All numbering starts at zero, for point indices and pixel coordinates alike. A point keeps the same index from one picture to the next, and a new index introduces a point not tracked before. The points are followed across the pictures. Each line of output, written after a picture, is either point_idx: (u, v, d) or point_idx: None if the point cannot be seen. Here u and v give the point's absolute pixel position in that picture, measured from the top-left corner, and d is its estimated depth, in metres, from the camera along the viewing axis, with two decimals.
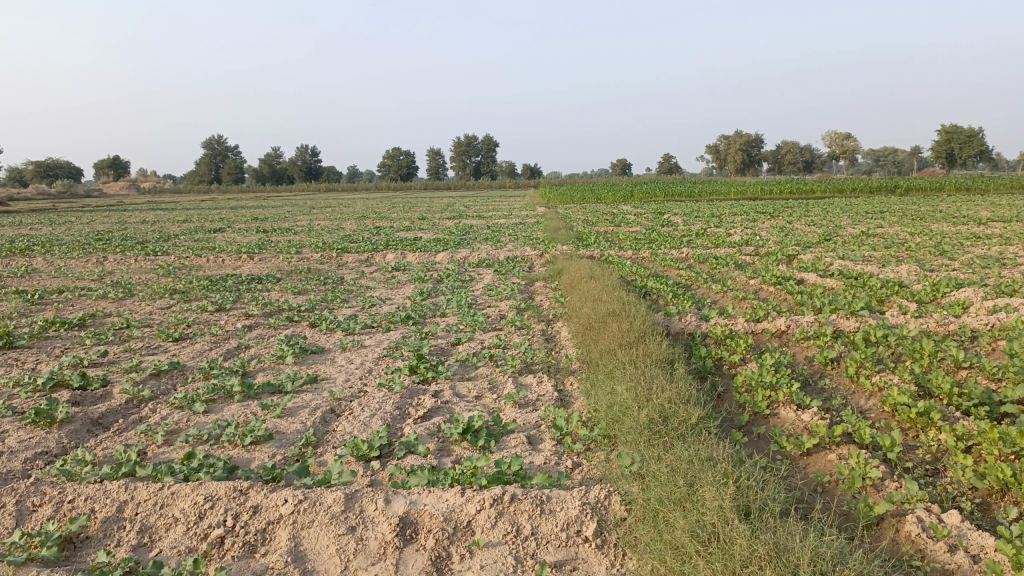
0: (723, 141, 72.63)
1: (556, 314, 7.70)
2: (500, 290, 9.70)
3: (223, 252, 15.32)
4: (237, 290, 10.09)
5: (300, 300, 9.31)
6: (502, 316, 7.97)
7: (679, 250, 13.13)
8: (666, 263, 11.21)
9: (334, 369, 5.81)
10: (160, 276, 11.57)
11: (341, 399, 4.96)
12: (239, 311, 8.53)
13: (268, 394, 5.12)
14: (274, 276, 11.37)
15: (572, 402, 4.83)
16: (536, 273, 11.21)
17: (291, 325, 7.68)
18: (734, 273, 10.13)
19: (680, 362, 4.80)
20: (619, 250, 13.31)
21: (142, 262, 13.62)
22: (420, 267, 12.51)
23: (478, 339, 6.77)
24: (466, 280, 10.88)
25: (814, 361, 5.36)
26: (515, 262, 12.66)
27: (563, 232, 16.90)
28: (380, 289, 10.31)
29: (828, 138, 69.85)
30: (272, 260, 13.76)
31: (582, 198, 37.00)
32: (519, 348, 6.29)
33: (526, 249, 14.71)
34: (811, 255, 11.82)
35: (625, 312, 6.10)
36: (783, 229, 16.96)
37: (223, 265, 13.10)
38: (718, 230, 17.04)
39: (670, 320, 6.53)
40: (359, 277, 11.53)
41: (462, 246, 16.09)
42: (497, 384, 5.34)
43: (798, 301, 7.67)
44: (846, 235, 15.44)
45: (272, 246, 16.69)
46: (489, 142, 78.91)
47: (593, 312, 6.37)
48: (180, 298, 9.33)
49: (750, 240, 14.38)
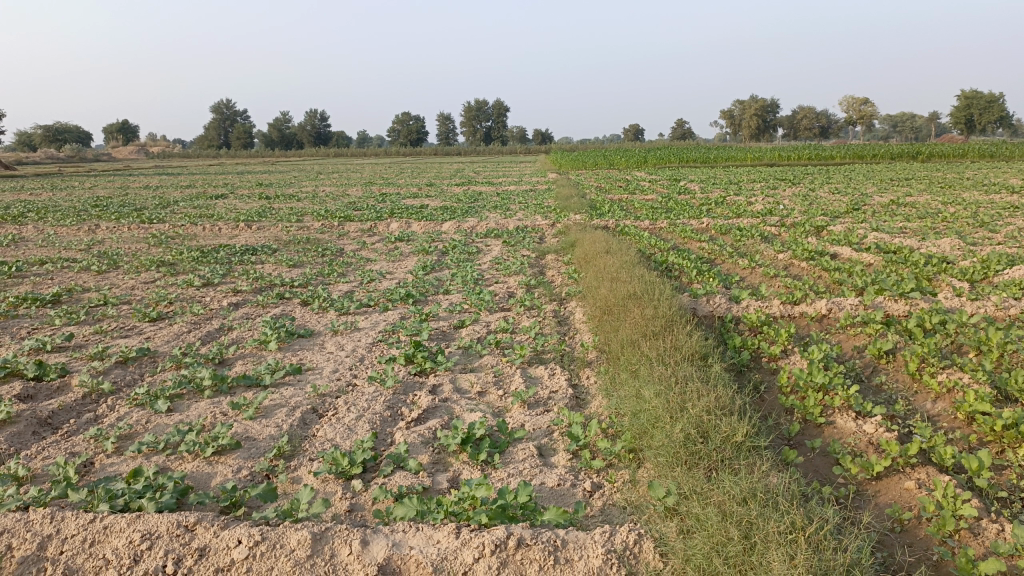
0: (738, 106, 71.11)
1: (569, 293, 7.05)
2: (509, 264, 9.05)
3: (220, 220, 14.67)
4: (228, 262, 9.46)
5: (295, 274, 8.67)
6: (510, 294, 7.31)
7: (699, 221, 12.40)
8: (686, 235, 10.48)
9: (320, 357, 5.18)
10: (151, 246, 10.97)
11: (325, 395, 4.35)
12: (227, 286, 7.91)
13: (244, 387, 4.51)
14: (270, 247, 10.74)
15: (590, 403, 4.20)
16: (547, 245, 10.53)
17: (282, 303, 7.06)
18: (761, 247, 9.40)
19: (714, 357, 4.15)
20: (635, 220, 12.60)
21: (135, 231, 13.01)
22: (425, 237, 11.84)
23: (483, 322, 6.13)
24: (473, 253, 10.20)
25: (865, 353, 4.70)
26: (525, 233, 11.99)
27: (576, 201, 16.17)
28: (382, 262, 9.66)
29: (847, 103, 68.15)
30: (270, 229, 13.12)
31: (594, 163, 36.10)
32: (529, 333, 5.66)
33: (537, 218, 13.99)
34: (841, 227, 11.07)
35: (648, 294, 5.43)
36: (807, 198, 16.16)
37: (219, 234, 12.49)
38: (738, 199, 16.28)
39: (698, 302, 5.87)
40: (360, 248, 10.88)
41: (470, 215, 15.40)
42: (503, 377, 4.72)
43: (836, 280, 6.98)
44: (875, 205, 14.63)
45: (273, 214, 16.04)
46: (499, 107, 77.61)
47: (610, 292, 5.71)
48: (166, 271, 8.70)
49: (774, 210, 13.62)
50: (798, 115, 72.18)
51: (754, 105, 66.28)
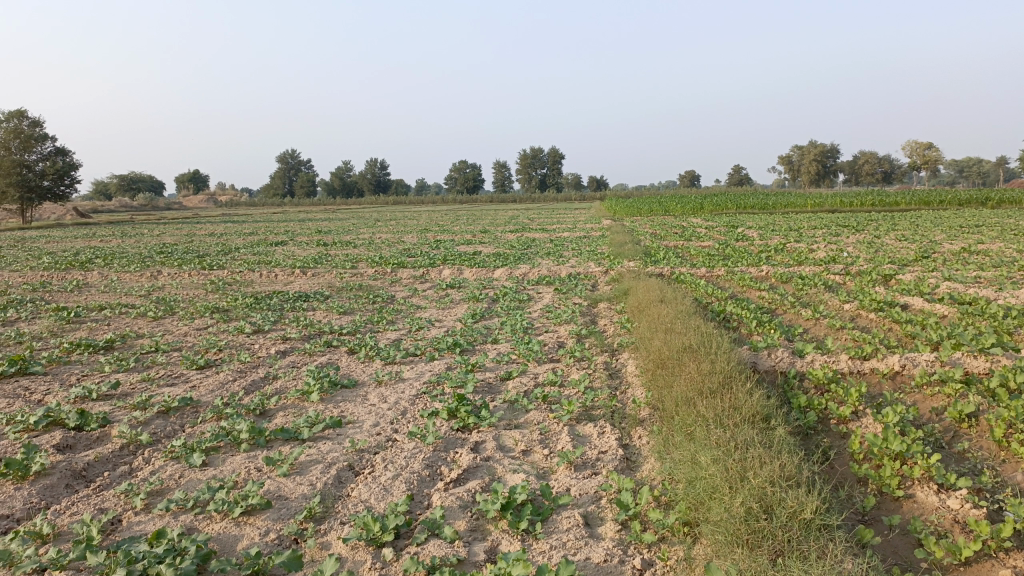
0: (797, 152, 70.14)
1: (621, 343, 6.79)
2: (559, 312, 8.84)
3: (277, 266, 14.88)
4: (280, 309, 9.50)
5: (344, 321, 8.62)
6: (560, 344, 7.08)
7: (759, 269, 12.01)
8: (745, 283, 10.12)
9: (361, 409, 5.03)
10: (207, 292, 11.12)
11: (363, 451, 4.18)
12: (276, 333, 7.89)
13: (281, 441, 4.37)
14: (321, 293, 10.77)
15: (642, 466, 3.92)
16: (600, 293, 10.30)
17: (328, 352, 6.97)
18: (824, 296, 8.98)
19: (777, 419, 3.84)
20: (690, 267, 12.29)
21: (194, 277, 13.26)
22: (476, 285, 11.74)
23: (531, 374, 5.91)
24: (524, 300, 10.03)
25: (944, 416, 4.31)
26: (577, 280, 11.78)
27: (630, 247, 15.92)
28: (432, 309, 9.56)
29: (911, 148, 66.58)
30: (324, 276, 13.22)
31: (649, 210, 35.84)
32: (578, 386, 5.41)
33: (590, 265, 13.78)
34: (911, 275, 10.56)
35: (705, 347, 5.14)
36: (872, 245, 15.59)
37: (273, 280, 12.63)
38: (799, 246, 15.81)
39: (759, 356, 5.54)
40: (411, 295, 10.82)
41: (523, 261, 15.28)
42: (550, 434, 4.48)
43: (908, 334, 6.55)
44: (945, 252, 13.98)
45: (328, 260, 16.22)
46: (555, 154, 78.25)
47: (664, 345, 5.44)
48: (219, 318, 8.76)
49: (837, 257, 13.13)
50: (859, 160, 70.76)
51: (813, 151, 65.25)
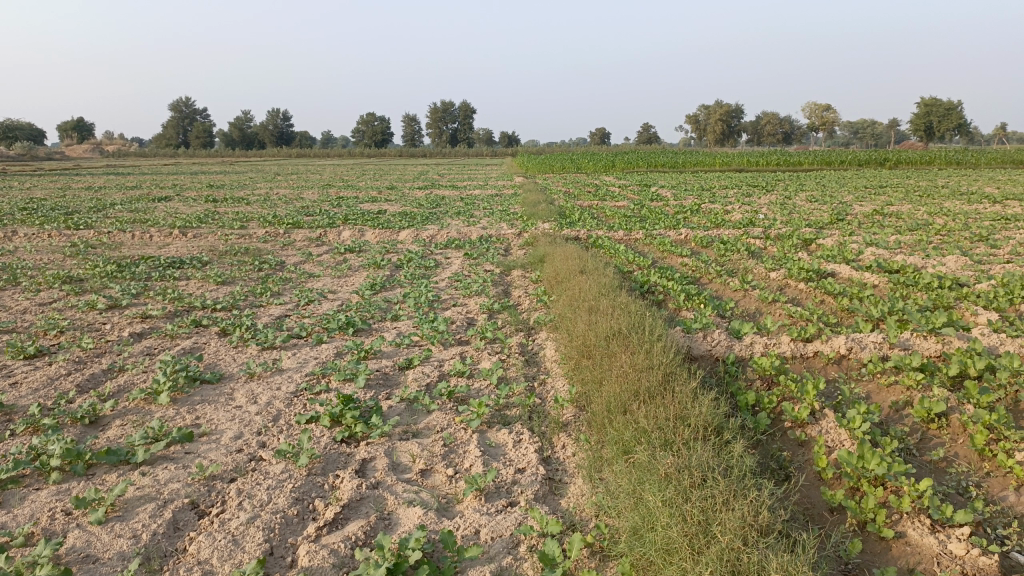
0: (704, 111, 71.01)
1: (538, 320, 6.03)
2: (469, 282, 8.01)
3: (154, 226, 13.38)
4: (147, 278, 8.25)
5: (221, 293, 7.50)
6: (470, 321, 6.25)
7: (677, 231, 11.47)
8: (665, 248, 9.53)
9: (222, 414, 4.08)
10: (65, 258, 9.69)
11: (214, 481, 3.27)
12: (136, 309, 6.72)
13: (106, 467, 3.40)
14: (201, 258, 9.53)
15: (568, 489, 3.17)
16: (513, 259, 9.51)
17: (196, 333, 5.93)
18: (750, 263, 8.47)
19: (731, 431, 3.15)
20: (608, 230, 11.66)
21: (55, 238, 11.68)
22: (378, 249, 10.72)
23: (434, 361, 5.06)
24: (430, 267, 9.12)
25: (910, 416, 3.74)
26: (489, 243, 10.96)
27: (543, 207, 15.17)
28: (326, 278, 8.53)
29: (811, 110, 68.47)
30: (207, 237, 11.89)
31: (561, 167, 35.23)
32: (489, 378, 4.61)
33: (502, 226, 12.96)
34: (831, 240, 10.22)
35: (635, 332, 4.43)
36: (785, 206, 15.42)
37: (148, 243, 11.23)
38: (714, 207, 15.48)
39: (693, 339, 4.88)
40: (304, 261, 9.73)
41: (431, 222, 14.31)
42: (456, 444, 3.68)
43: (844, 307, 6.05)
44: (858, 215, 13.84)
45: (215, 219, 14.74)
46: (465, 109, 76.49)
47: (588, 329, 4.69)
48: (69, 289, 7.47)
49: (754, 220, 12.78)
50: (763, 121, 72.33)
51: (719, 110, 66.12)
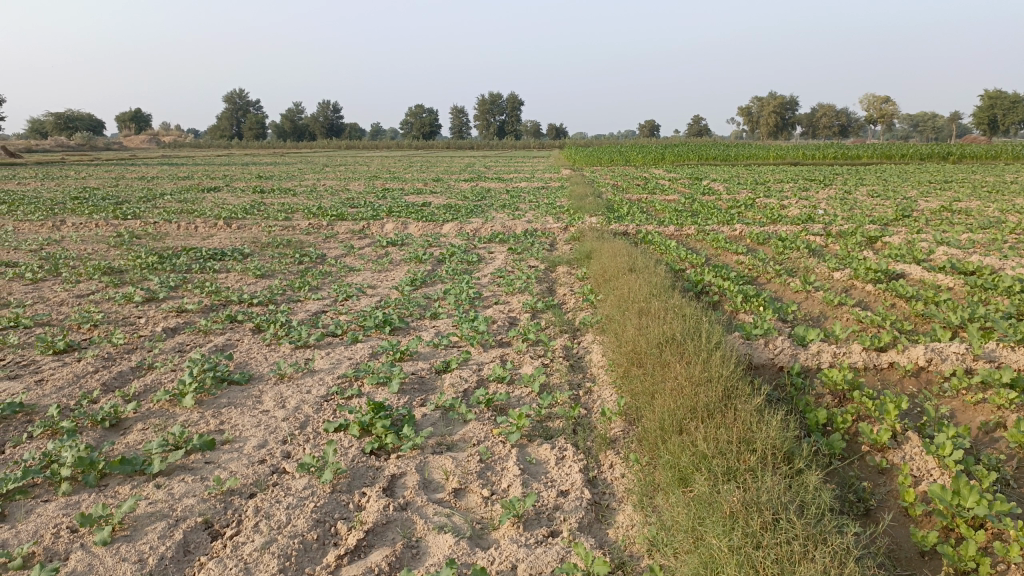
0: (756, 103, 69.42)
1: (584, 321, 5.69)
2: (513, 278, 7.70)
3: (200, 217, 13.38)
4: (187, 270, 8.14)
5: (259, 287, 7.33)
6: (512, 321, 5.95)
7: (731, 227, 10.98)
8: (718, 244, 9.07)
9: (247, 420, 3.84)
10: (109, 248, 9.67)
11: (231, 497, 3.02)
12: (172, 303, 6.58)
13: (120, 477, 3.18)
14: (242, 250, 9.41)
15: (616, 518, 2.84)
16: (558, 254, 9.18)
17: (229, 329, 5.74)
18: (810, 261, 7.98)
19: (803, 457, 2.79)
20: (657, 224, 11.24)
21: (102, 229, 11.72)
22: (420, 242, 10.48)
23: (473, 365, 4.76)
24: (473, 262, 8.83)
25: (1005, 441, 3.31)
26: (534, 238, 10.64)
27: (590, 200, 14.79)
28: (366, 272, 8.32)
29: (869, 102, 66.36)
30: (251, 229, 11.81)
31: (610, 160, 34.69)
32: (531, 384, 4.30)
33: (548, 220, 12.62)
34: (898, 238, 9.63)
35: (691, 338, 4.06)
36: (844, 201, 14.76)
37: (192, 234, 11.19)
38: (768, 201, 14.90)
39: (753, 347, 4.49)
40: (345, 255, 9.53)
41: (475, 214, 14.04)
42: (494, 460, 3.37)
43: (917, 312, 5.57)
44: (923, 211, 13.13)
45: (260, 210, 14.71)
46: (513, 101, 76.15)
47: (639, 333, 4.34)
48: (108, 281, 7.38)
49: (812, 215, 12.20)
50: (818, 113, 70.39)
51: (772, 102, 64.53)
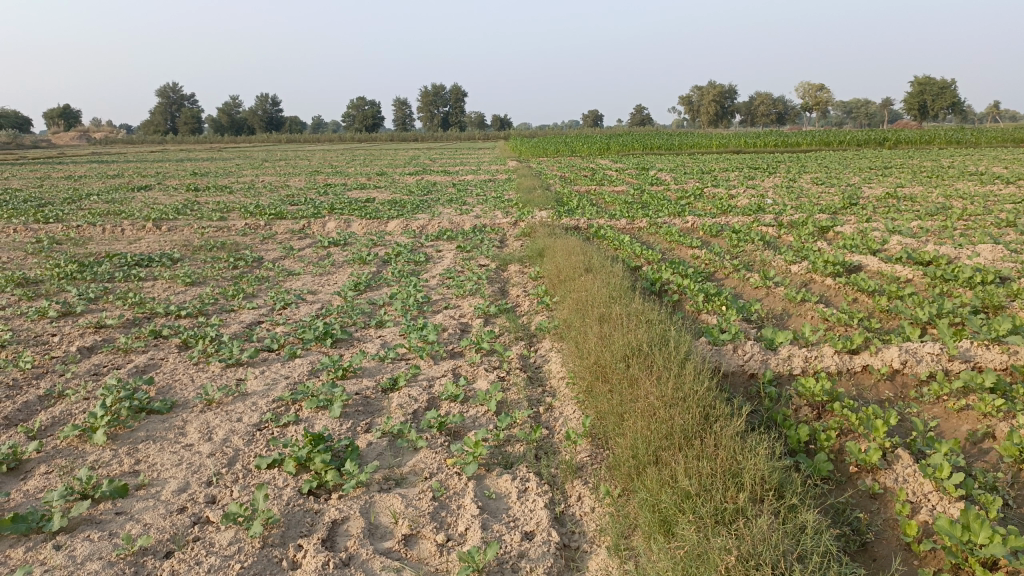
0: (698, 92, 70.14)
1: (541, 327, 5.35)
2: (463, 280, 7.33)
3: (128, 218, 12.62)
4: (110, 279, 7.52)
5: (188, 296, 6.79)
6: (463, 328, 5.58)
7: (683, 219, 10.79)
8: (672, 238, 8.84)
9: (169, 459, 3.40)
10: (25, 256, 8.95)
11: (144, 558, 2.59)
12: (90, 317, 6.01)
13: (12, 538, 2.72)
14: (172, 255, 8.81)
15: (590, 565, 2.52)
16: (509, 252, 8.84)
17: (154, 347, 5.23)
18: (767, 254, 7.80)
19: (795, 491, 2.52)
20: (609, 218, 10.98)
21: (19, 233, 10.91)
22: (364, 241, 9.99)
23: (422, 381, 4.38)
24: (420, 262, 8.41)
25: (997, 454, 3.10)
26: (483, 234, 10.27)
27: (539, 193, 14.49)
28: (307, 276, 7.83)
29: (806, 90, 67.67)
30: (183, 230, 11.15)
31: (556, 150, 34.48)
32: (487, 403, 3.94)
33: (496, 215, 12.27)
34: (850, 227, 9.55)
35: (658, 348, 3.77)
36: (792, 190, 14.76)
37: (119, 237, 10.48)
38: (717, 191, 14.82)
39: (722, 354, 4.22)
40: (284, 257, 9.01)
41: (422, 210, 13.59)
42: (449, 496, 3.01)
43: (882, 308, 5.39)
44: (869, 199, 13.17)
45: (194, 210, 13.99)
46: (457, 92, 75.39)
47: (602, 344, 4.02)
48: (20, 293, 6.75)
49: (762, 205, 12.12)
50: (757, 101, 71.49)
51: (712, 91, 65.30)
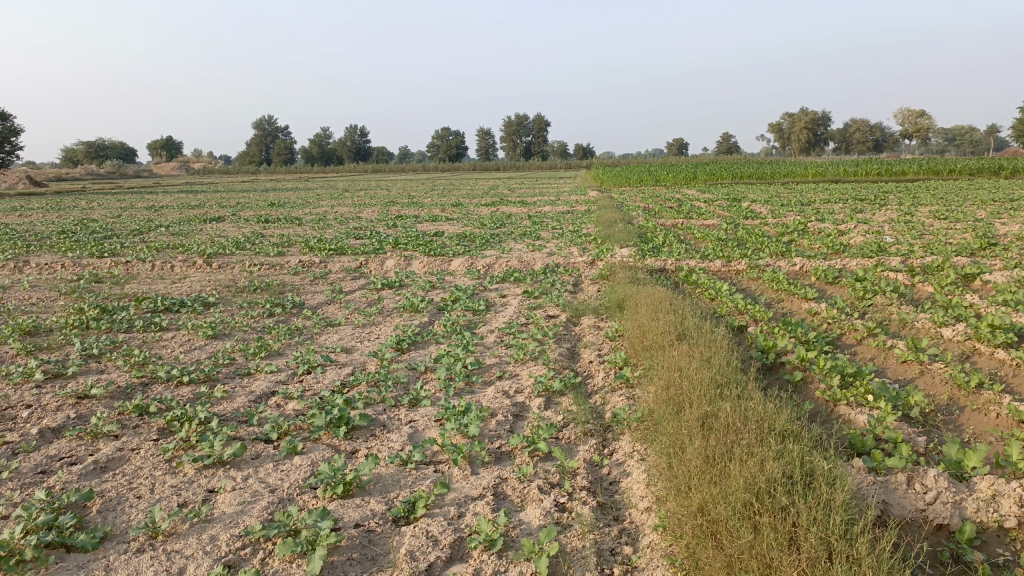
0: (788, 120, 67.46)
1: (617, 419, 4.02)
2: (526, 336, 6.09)
3: (183, 253, 11.98)
4: (128, 330, 6.62)
5: (203, 354, 5.78)
6: (518, 412, 4.33)
7: (788, 260, 9.28)
8: (780, 286, 7.40)
9: None
10: (54, 298, 8.22)
11: None
12: (78, 383, 5.04)
13: None
14: (207, 299, 7.91)
15: None
16: (583, 299, 7.58)
17: (130, 431, 4.18)
18: (904, 310, 6.27)
19: None
20: (700, 258, 9.60)
21: (65, 271, 10.33)
22: (421, 283, 8.92)
23: (450, 507, 3.14)
24: (478, 312, 7.24)
25: None
26: (556, 276, 9.04)
27: (621, 226, 13.22)
28: (347, 328, 6.76)
29: (905, 115, 63.97)
30: (233, 268, 10.34)
31: (639, 180, 33.12)
32: (534, 559, 2.66)
33: (572, 252, 11.04)
34: (1000, 275, 7.86)
35: (800, 495, 2.40)
36: (910, 225, 12.97)
37: (164, 276, 9.72)
38: (822, 226, 13.19)
39: (888, 491, 2.82)
40: (328, 303, 8.00)
41: (491, 246, 12.48)
42: None
43: None
44: (1009, 237, 11.31)
45: (254, 244, 13.30)
46: (540, 122, 74.94)
47: (710, 477, 2.67)
48: (18, 347, 5.88)
49: (881, 243, 10.45)
50: (852, 127, 68.12)
51: (803, 118, 62.55)
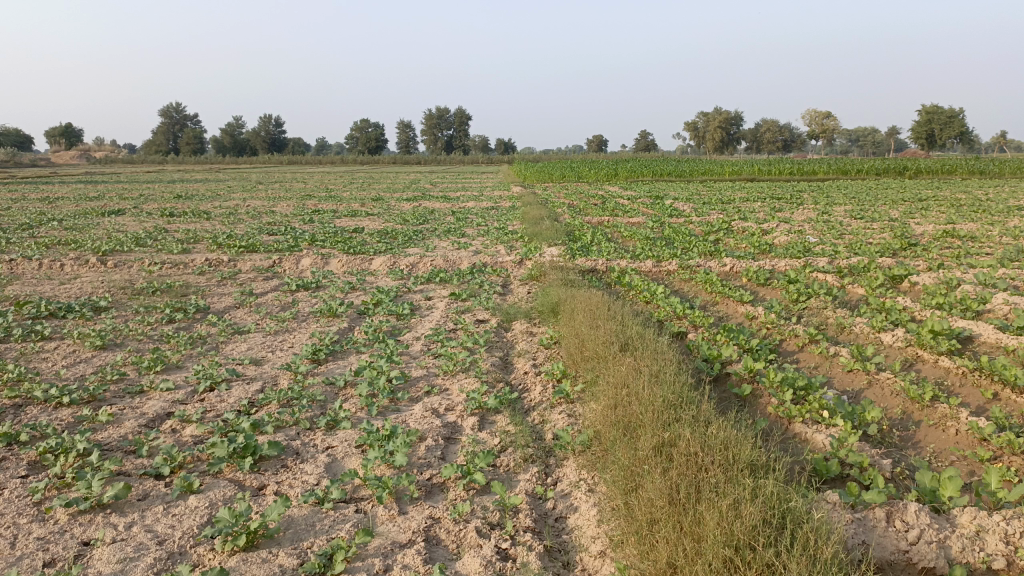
0: (704, 119, 69.00)
1: (560, 441, 3.66)
2: (455, 345, 5.65)
3: (76, 250, 11.00)
4: (2, 339, 5.85)
5: (90, 369, 5.11)
6: (450, 435, 3.90)
7: (719, 261, 9.14)
8: (714, 288, 7.20)
9: None
10: None
11: None
12: None
13: None
14: (100, 302, 7.14)
15: None
16: (513, 301, 7.19)
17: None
18: (841, 314, 6.13)
19: None
20: (631, 258, 9.37)
21: None
22: (339, 284, 8.36)
23: (374, 559, 2.69)
24: (402, 317, 6.76)
25: None
26: (484, 277, 8.63)
27: (547, 224, 12.91)
28: (258, 336, 6.17)
29: (813, 117, 66.32)
30: (132, 267, 9.50)
31: (561, 177, 33.03)
32: None
33: (498, 251, 10.65)
34: (925, 276, 7.89)
35: (786, 550, 2.10)
36: (830, 225, 13.12)
37: (52, 276, 8.82)
38: (746, 225, 13.22)
39: (866, 529, 2.55)
40: (237, 307, 7.35)
41: (413, 244, 11.96)
42: None
43: None
44: (925, 237, 11.55)
45: (158, 241, 12.37)
46: (461, 116, 74.28)
47: (679, 524, 2.34)
48: None
49: (806, 243, 10.47)
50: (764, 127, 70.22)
51: (718, 117, 64.03)
